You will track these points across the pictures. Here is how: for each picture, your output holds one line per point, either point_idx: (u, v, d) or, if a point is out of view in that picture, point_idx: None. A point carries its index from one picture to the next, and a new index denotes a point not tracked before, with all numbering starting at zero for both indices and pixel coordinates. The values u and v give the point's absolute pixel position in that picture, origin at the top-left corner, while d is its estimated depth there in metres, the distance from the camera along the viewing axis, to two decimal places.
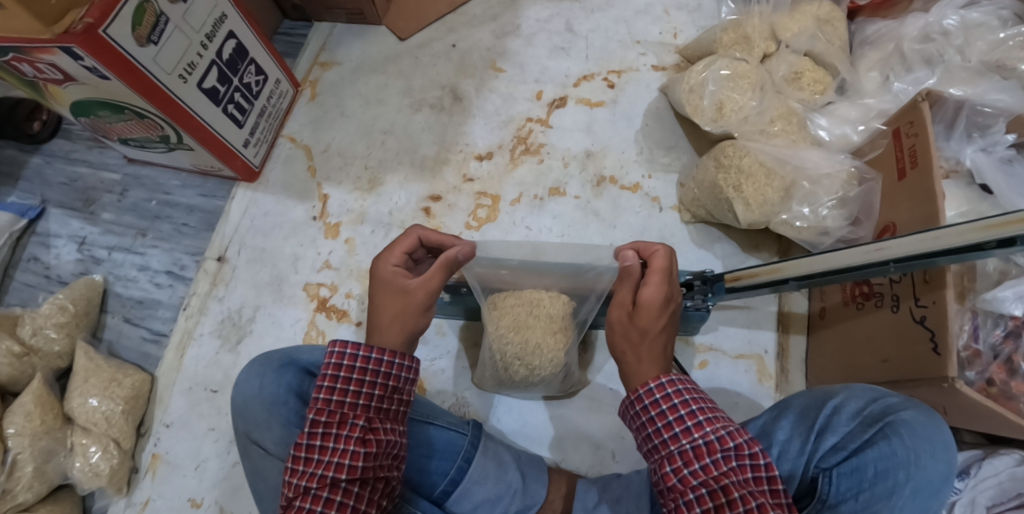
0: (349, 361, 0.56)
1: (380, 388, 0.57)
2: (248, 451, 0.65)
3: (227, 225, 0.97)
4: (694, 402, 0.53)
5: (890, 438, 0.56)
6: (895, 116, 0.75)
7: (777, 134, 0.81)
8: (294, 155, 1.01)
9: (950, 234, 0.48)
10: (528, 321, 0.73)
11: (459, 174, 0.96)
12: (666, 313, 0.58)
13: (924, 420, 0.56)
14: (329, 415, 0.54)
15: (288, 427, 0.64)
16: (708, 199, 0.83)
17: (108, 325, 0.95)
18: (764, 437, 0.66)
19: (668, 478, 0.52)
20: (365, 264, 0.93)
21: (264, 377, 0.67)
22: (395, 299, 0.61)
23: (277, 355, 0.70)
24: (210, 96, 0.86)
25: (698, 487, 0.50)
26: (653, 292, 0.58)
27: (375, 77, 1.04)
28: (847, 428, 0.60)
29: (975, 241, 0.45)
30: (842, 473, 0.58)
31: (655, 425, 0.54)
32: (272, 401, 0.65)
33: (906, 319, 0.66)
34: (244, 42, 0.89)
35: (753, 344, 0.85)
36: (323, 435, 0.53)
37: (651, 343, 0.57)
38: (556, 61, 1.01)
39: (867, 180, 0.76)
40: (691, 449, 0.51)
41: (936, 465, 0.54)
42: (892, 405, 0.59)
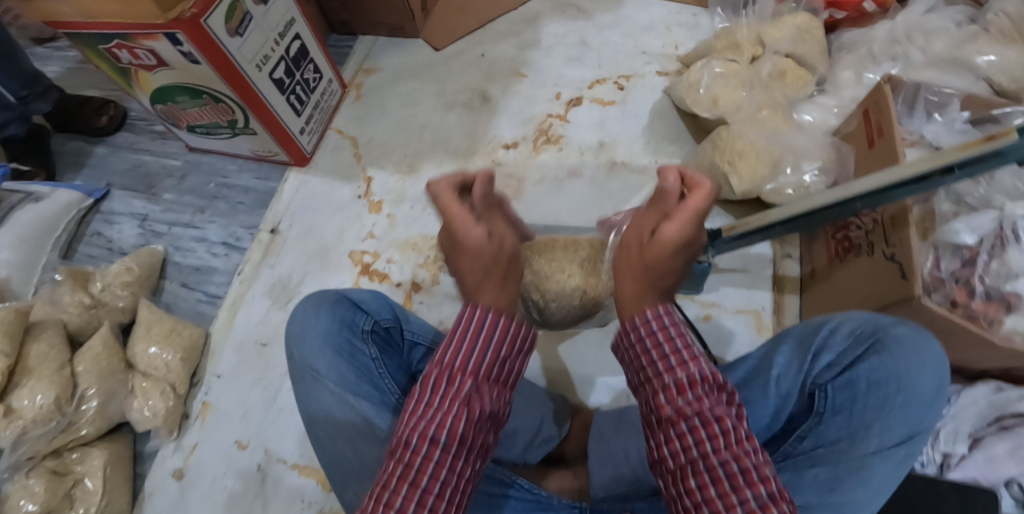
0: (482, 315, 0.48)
1: (496, 350, 0.48)
2: (301, 376, 0.73)
3: (280, 203, 1.09)
4: (682, 332, 0.53)
5: (880, 353, 0.64)
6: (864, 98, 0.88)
7: (765, 119, 0.94)
8: (341, 145, 1.14)
9: (904, 168, 0.62)
10: (562, 266, 0.81)
11: (489, 160, 1.09)
12: (687, 243, 0.57)
13: (912, 336, 0.64)
14: (440, 365, 0.48)
15: (338, 354, 0.73)
16: (707, 177, 0.97)
17: (166, 289, 1.04)
18: (764, 362, 0.72)
19: (661, 409, 0.51)
20: (405, 235, 1.03)
21: (319, 310, 0.75)
22: (490, 273, 0.51)
23: (333, 292, 0.78)
24: (278, 86, 1.00)
25: (691, 415, 0.50)
26: (673, 223, 0.57)
27: (413, 81, 1.19)
28: (841, 346, 0.67)
29: (924, 169, 0.59)
30: (837, 387, 0.65)
31: (651, 353, 0.53)
32: (326, 333, 0.74)
33: (879, 259, 0.77)
34: (307, 44, 1.03)
35: (751, 301, 0.95)
36: (439, 385, 0.47)
37: (659, 278, 0.57)
38: (572, 69, 1.17)
39: (843, 152, 0.89)
40: (688, 378, 0.51)
41: (925, 375, 0.62)
42: (883, 324, 0.66)
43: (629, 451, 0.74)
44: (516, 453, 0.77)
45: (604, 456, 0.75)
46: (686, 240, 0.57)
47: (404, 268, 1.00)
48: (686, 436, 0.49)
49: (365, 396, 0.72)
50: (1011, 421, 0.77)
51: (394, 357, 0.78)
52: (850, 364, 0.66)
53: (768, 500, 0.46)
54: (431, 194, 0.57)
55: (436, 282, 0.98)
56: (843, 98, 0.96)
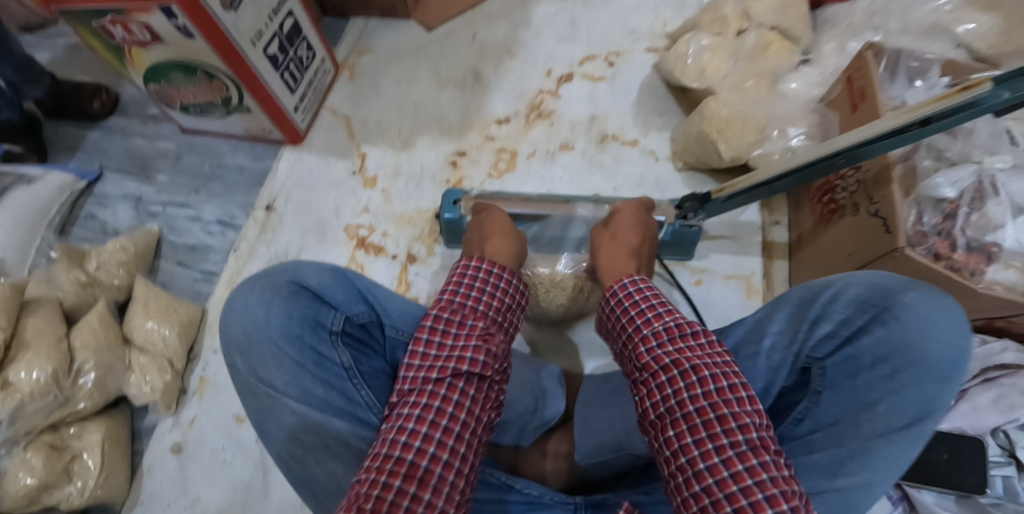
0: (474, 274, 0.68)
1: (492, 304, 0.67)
2: (255, 393, 0.64)
3: (275, 181, 1.09)
4: (656, 298, 0.63)
5: (886, 324, 0.61)
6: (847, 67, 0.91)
7: (749, 89, 0.98)
8: (335, 124, 1.14)
9: (880, 122, 0.66)
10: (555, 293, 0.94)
11: (482, 135, 1.10)
12: (639, 224, 0.80)
13: (925, 302, 0.60)
14: (450, 318, 0.63)
15: (297, 363, 0.66)
16: (695, 146, 0.99)
17: (161, 268, 1.04)
18: (758, 331, 0.71)
19: (643, 357, 0.58)
20: (400, 209, 1.04)
21: (271, 307, 0.68)
22: (502, 225, 0.80)
23: (283, 280, 0.71)
24: (271, 62, 1.00)
25: (667, 361, 0.56)
26: (629, 214, 0.81)
27: (406, 61, 1.20)
28: (844, 315, 0.64)
29: (902, 123, 0.63)
30: (836, 362, 0.64)
31: (632, 316, 0.62)
32: (285, 331, 0.67)
33: (864, 218, 0.79)
34: (300, 22, 1.04)
35: (741, 267, 0.97)
36: (443, 333, 0.61)
37: (626, 242, 0.76)
38: (563, 47, 1.18)
39: (827, 117, 0.91)
40: (664, 329, 0.59)
41: (942, 348, 0.58)
42: (891, 290, 0.63)
43: (613, 420, 0.74)
44: (507, 438, 0.78)
45: (605, 414, 0.76)
46: (634, 219, 0.80)
47: (400, 241, 1.01)
48: (663, 379, 0.55)
49: (339, 408, 0.66)
50: (995, 373, 0.79)
51: (370, 355, 0.76)
52: (850, 336, 0.64)
53: (749, 446, 0.48)
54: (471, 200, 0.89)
55: (432, 254, 0.99)
56: (828, 67, 0.99)
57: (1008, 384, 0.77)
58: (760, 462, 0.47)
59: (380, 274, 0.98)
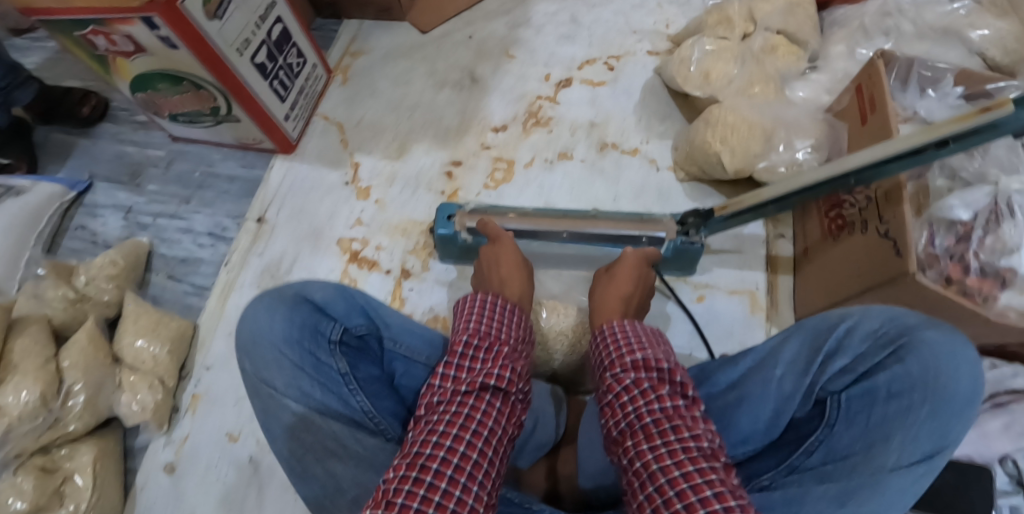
0: (489, 304, 0.68)
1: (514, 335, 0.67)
2: (258, 392, 0.70)
3: (268, 189, 1.05)
4: (631, 333, 0.66)
5: (903, 360, 0.60)
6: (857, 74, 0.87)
7: (757, 94, 0.93)
8: (328, 130, 1.10)
9: (897, 141, 0.63)
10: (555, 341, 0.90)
11: (479, 142, 1.05)
12: (638, 270, 0.79)
13: (943, 342, 0.59)
14: (477, 340, 0.63)
15: (297, 367, 0.70)
16: (699, 155, 0.95)
17: (152, 281, 1.02)
18: (770, 358, 0.71)
19: (612, 386, 0.60)
20: (395, 219, 1.00)
21: (275, 315, 0.73)
22: (509, 254, 0.79)
23: (289, 292, 0.75)
24: (259, 71, 0.97)
25: (631, 389, 0.58)
26: (630, 257, 0.81)
27: (402, 62, 1.15)
28: (859, 349, 0.64)
29: (919, 143, 0.59)
30: (852, 395, 0.62)
31: (610, 349, 0.65)
32: (286, 336, 0.72)
33: (874, 236, 0.76)
34: (289, 28, 1.01)
35: (745, 281, 0.93)
36: (472, 355, 0.61)
37: (622, 286, 0.76)
38: (563, 47, 1.14)
39: (836, 127, 0.87)
40: (637, 361, 0.61)
41: (959, 384, 0.56)
42: (908, 325, 0.62)
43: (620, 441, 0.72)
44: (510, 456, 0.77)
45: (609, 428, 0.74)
46: (635, 261, 0.80)
47: (394, 254, 0.97)
48: (629, 404, 0.57)
49: (334, 411, 0.69)
50: (1005, 398, 0.77)
51: (368, 361, 0.80)
52: (866, 372, 0.63)
53: (697, 453, 0.50)
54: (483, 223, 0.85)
55: (426, 268, 0.96)
56: (838, 73, 0.94)
57: (1017, 410, 0.75)
58: (698, 466, 0.49)
59: (373, 289, 0.95)
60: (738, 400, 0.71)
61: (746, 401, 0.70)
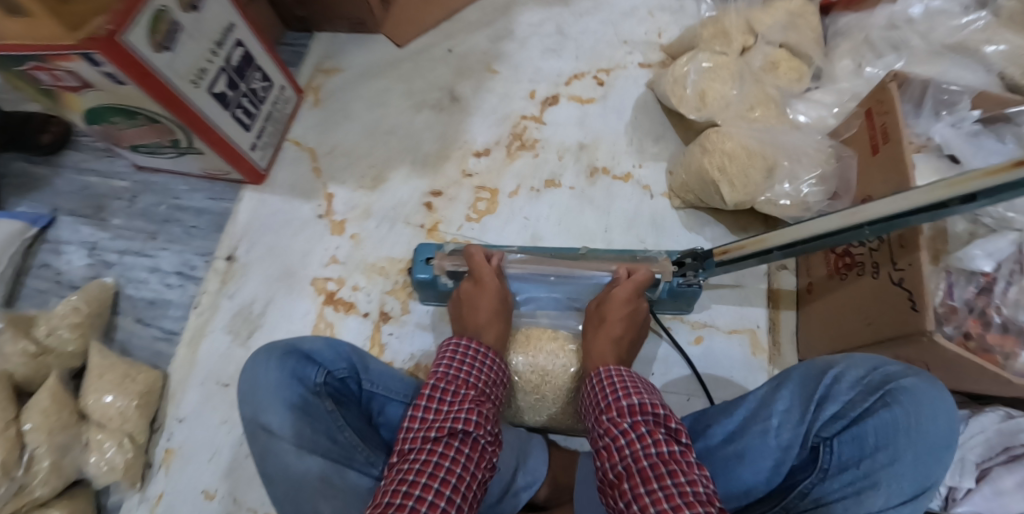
0: (464, 350, 0.71)
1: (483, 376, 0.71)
2: (256, 436, 0.66)
3: (235, 226, 1.00)
4: (629, 379, 0.68)
5: (891, 406, 0.58)
6: (865, 97, 0.79)
7: (757, 119, 0.86)
8: (299, 157, 1.05)
9: (918, 194, 0.53)
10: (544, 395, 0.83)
11: (460, 169, 1.00)
12: (630, 306, 0.77)
13: (924, 386, 0.58)
14: (446, 384, 0.67)
15: (291, 409, 0.67)
16: (696, 183, 0.89)
17: (119, 325, 0.97)
18: (763, 407, 0.68)
19: (608, 428, 0.63)
20: (372, 257, 0.95)
21: (268, 364, 0.70)
22: (489, 299, 0.78)
23: (281, 343, 0.73)
24: (220, 101, 0.90)
25: (628, 432, 0.61)
26: (622, 291, 0.77)
27: (376, 81, 1.08)
28: (847, 396, 0.62)
29: (939, 198, 0.51)
30: (843, 441, 0.61)
31: (606, 393, 0.67)
32: (278, 383, 0.68)
33: (886, 283, 0.70)
34: (251, 50, 0.94)
35: (745, 319, 0.88)
36: (438, 398, 0.65)
37: (610, 325, 0.76)
38: (548, 62, 1.07)
39: (844, 156, 0.80)
40: (632, 406, 0.63)
41: (938, 428, 0.56)
42: (892, 373, 0.62)
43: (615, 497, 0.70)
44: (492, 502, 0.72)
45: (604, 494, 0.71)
46: (626, 296, 0.77)
47: (371, 295, 0.93)
48: (623, 448, 0.60)
49: (325, 451, 0.66)
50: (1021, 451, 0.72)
51: (353, 407, 0.75)
52: (856, 417, 0.61)
53: (692, 497, 0.53)
54: (467, 253, 0.81)
55: (406, 310, 0.92)
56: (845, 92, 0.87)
57: None
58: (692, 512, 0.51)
59: (350, 334, 0.90)
60: (739, 455, 0.68)
61: (747, 453, 0.67)
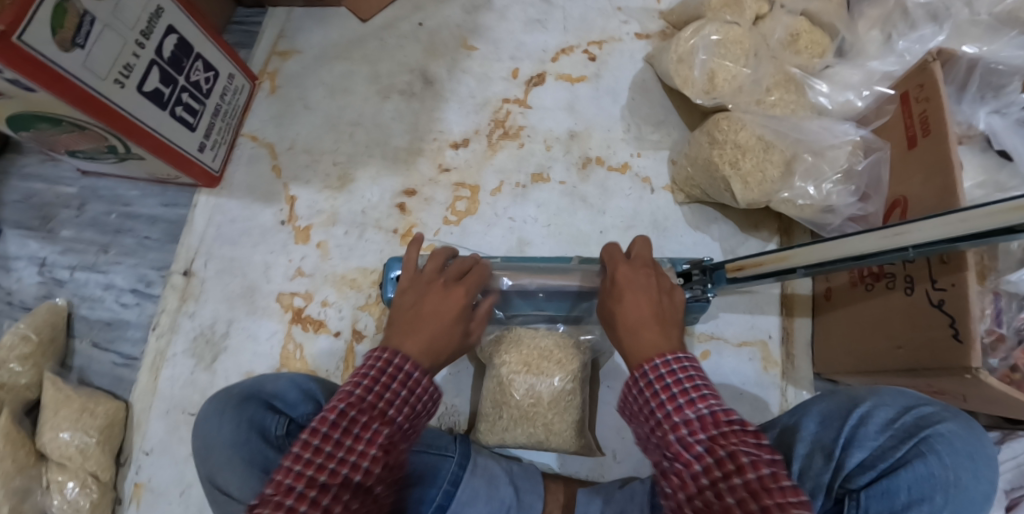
0: (394, 370, 0.54)
1: (408, 404, 0.54)
2: (215, 497, 0.60)
3: (192, 235, 0.91)
4: (694, 377, 0.50)
5: (925, 456, 0.52)
6: (901, 81, 0.69)
7: (776, 104, 0.75)
8: (257, 155, 0.95)
9: (975, 216, 0.45)
10: (532, 412, 0.73)
11: (435, 164, 0.91)
12: (647, 279, 0.59)
13: (963, 436, 0.53)
14: (360, 410, 0.51)
15: (249, 466, 0.58)
16: (703, 178, 0.79)
17: (77, 350, 0.89)
18: (783, 449, 0.60)
19: (672, 447, 0.48)
20: (341, 269, 0.87)
21: (222, 416, 0.62)
22: (441, 299, 0.63)
23: (237, 389, 0.66)
24: (154, 100, 0.79)
25: (703, 456, 0.45)
26: (624, 266, 0.61)
27: (339, 64, 0.98)
28: (876, 441, 0.55)
29: (1002, 224, 0.42)
30: (872, 495, 0.53)
31: (660, 398, 0.50)
32: (233, 438, 0.60)
33: (921, 302, 0.62)
34: (188, 37, 0.83)
35: (756, 329, 0.82)
36: (346, 429, 0.49)
37: (632, 303, 0.57)
38: (532, 35, 0.96)
39: (874, 150, 0.71)
40: (698, 418, 0.48)
41: (978, 485, 0.52)
42: (927, 416, 0.56)
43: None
44: None
45: None
46: (635, 270, 0.60)
47: (343, 312, 0.85)
48: (702, 483, 0.44)
49: None
50: None
51: None
52: (888, 467, 0.54)
53: None
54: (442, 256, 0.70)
55: (381, 328, 0.84)
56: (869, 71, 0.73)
57: None
58: None
59: (322, 357, 0.83)
60: None
61: None
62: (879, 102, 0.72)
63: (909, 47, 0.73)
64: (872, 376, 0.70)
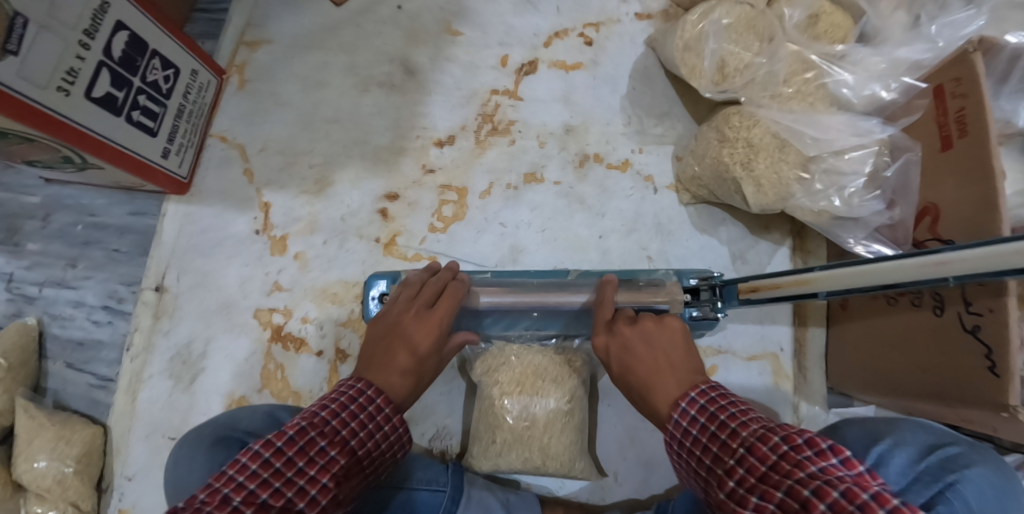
0: (368, 400, 0.54)
1: (372, 442, 0.52)
2: None
3: (162, 248, 0.85)
4: (721, 413, 0.50)
5: (950, 502, 0.48)
6: (935, 72, 0.62)
7: (792, 97, 0.67)
8: (228, 157, 0.88)
9: (978, 259, 0.43)
10: (525, 434, 0.67)
11: (419, 165, 0.84)
12: (637, 332, 0.60)
13: (992, 483, 0.50)
14: (324, 433, 0.49)
15: None
16: (711, 178, 0.72)
17: (50, 372, 0.84)
18: None
19: (727, 502, 0.45)
20: (321, 282, 0.81)
21: (194, 459, 0.59)
22: (412, 332, 0.61)
23: (210, 429, 0.63)
24: (106, 106, 0.72)
25: (760, 500, 0.42)
26: (604, 327, 0.63)
27: (313, 53, 0.90)
28: (898, 486, 0.51)
29: (1002, 270, 0.41)
30: None
31: (698, 450, 0.50)
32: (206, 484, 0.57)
33: (953, 326, 0.57)
34: (141, 33, 0.74)
35: (767, 341, 0.77)
36: (303, 447, 0.47)
37: (631, 359, 0.59)
38: (522, 18, 0.87)
39: (901, 151, 0.64)
40: (738, 461, 0.46)
41: None
42: (952, 458, 0.52)
43: None
44: None
45: None
46: (613, 322, 0.63)
47: (324, 328, 0.80)
48: None
49: None
50: None
51: None
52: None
53: None
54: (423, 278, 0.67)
55: None
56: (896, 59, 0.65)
57: None
58: None
59: (305, 377, 0.79)
60: None
61: None
62: (909, 96, 0.65)
63: (941, 33, 0.63)
64: (889, 398, 0.65)
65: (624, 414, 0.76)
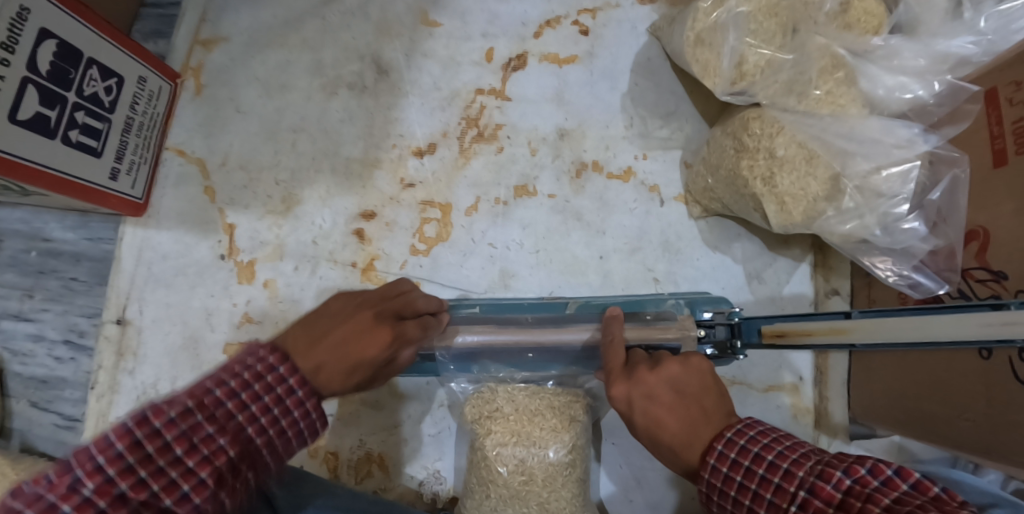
0: (278, 379, 0.40)
1: (281, 432, 0.39)
2: None
3: (121, 277, 0.78)
4: (767, 450, 0.41)
5: None
6: (981, 73, 0.54)
7: (822, 100, 0.57)
8: (186, 174, 0.79)
9: None
10: (523, 490, 0.60)
11: (396, 178, 0.75)
12: (659, 374, 0.48)
13: None
14: (219, 413, 0.37)
15: None
16: (725, 191, 0.64)
17: (15, 412, 0.77)
18: None
19: None
20: (292, 313, 0.74)
21: None
22: (361, 330, 0.49)
23: None
24: (38, 129, 0.61)
25: None
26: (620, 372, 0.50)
27: (273, 53, 0.80)
28: None
29: None
30: None
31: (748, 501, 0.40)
32: None
33: (1002, 372, 0.49)
34: (71, 40, 0.63)
35: (785, 371, 0.73)
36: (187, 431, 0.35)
37: (660, 409, 0.47)
38: (508, 4, 0.76)
39: (947, 164, 0.55)
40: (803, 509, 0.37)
41: None
42: None
43: None
44: None
45: None
46: (629, 367, 0.51)
47: None
48: None
49: None
50: None
51: None
52: None
53: None
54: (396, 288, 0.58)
55: None
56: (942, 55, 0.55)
57: None
58: None
59: None
60: None
61: None
62: (956, 100, 0.55)
63: (988, 25, 0.52)
64: (926, 442, 0.57)
65: (627, 453, 0.70)
